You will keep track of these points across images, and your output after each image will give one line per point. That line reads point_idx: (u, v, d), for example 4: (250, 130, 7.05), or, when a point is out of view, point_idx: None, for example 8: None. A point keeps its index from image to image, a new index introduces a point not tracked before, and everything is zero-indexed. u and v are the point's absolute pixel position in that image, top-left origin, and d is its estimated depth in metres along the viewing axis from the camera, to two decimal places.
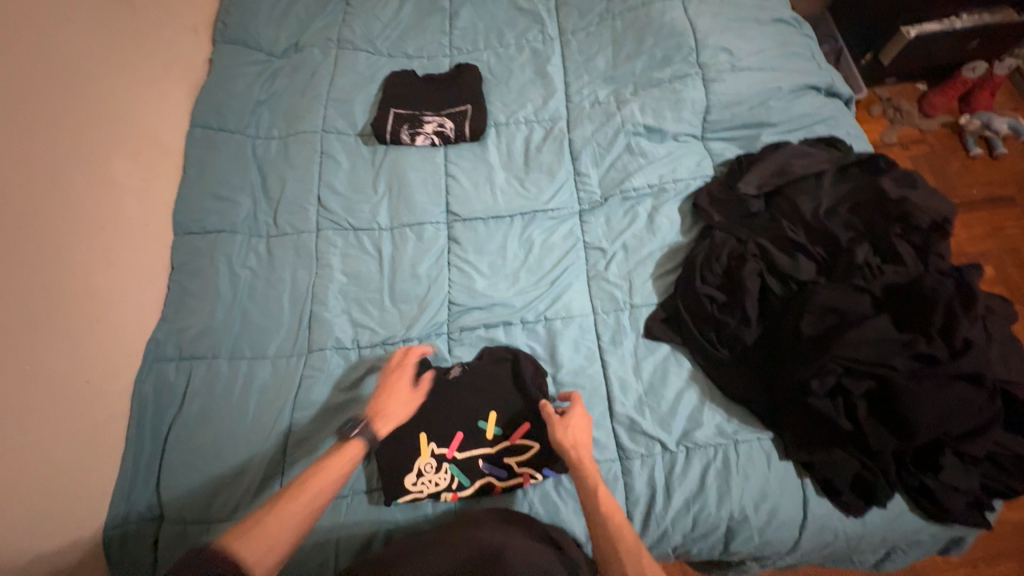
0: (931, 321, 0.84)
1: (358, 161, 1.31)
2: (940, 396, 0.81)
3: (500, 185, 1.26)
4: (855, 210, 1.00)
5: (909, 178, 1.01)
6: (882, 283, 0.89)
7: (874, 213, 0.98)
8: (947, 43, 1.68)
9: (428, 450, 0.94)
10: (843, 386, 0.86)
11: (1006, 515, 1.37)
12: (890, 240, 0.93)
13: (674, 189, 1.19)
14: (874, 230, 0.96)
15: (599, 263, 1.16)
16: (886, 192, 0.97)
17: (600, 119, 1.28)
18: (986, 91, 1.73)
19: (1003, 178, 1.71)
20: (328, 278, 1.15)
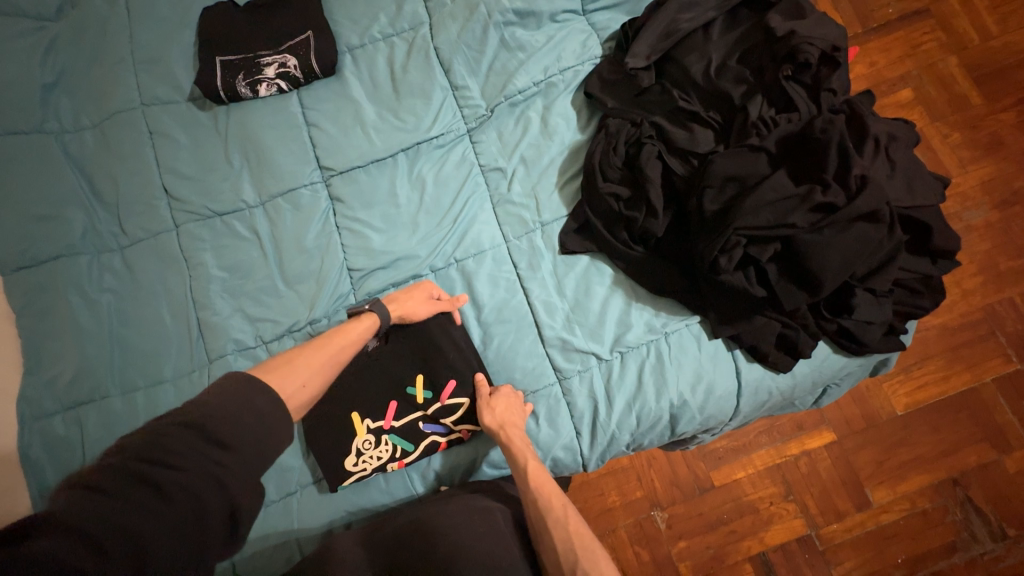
0: (827, 165, 0.80)
1: (198, 132, 1.09)
2: (841, 241, 0.80)
3: (372, 123, 1.09)
4: (745, 59, 0.91)
5: (798, 8, 0.91)
6: (777, 136, 0.83)
7: (764, 59, 0.89)
8: None
9: (364, 428, 0.92)
10: (751, 255, 0.84)
11: (929, 321, 1.49)
12: (781, 85, 0.86)
13: (563, 81, 1.05)
14: (764, 78, 0.88)
15: (500, 184, 1.05)
16: (773, 30, 0.88)
17: (464, 15, 1.08)
18: None
19: None
20: (206, 277, 1.01)
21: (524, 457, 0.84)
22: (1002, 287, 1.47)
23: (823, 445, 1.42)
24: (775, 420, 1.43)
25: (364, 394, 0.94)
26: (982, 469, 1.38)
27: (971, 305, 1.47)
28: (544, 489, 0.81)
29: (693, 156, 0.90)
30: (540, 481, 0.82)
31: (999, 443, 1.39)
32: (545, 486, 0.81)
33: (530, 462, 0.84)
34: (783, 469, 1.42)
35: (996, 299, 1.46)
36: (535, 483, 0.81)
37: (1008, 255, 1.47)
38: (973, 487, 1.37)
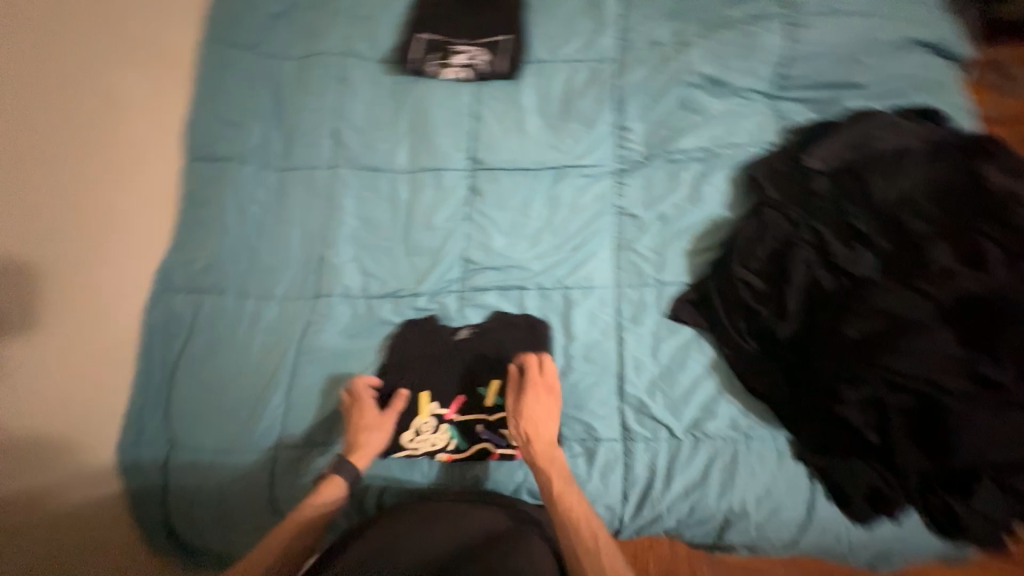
0: (1001, 341, 0.75)
1: (378, 92, 1.19)
2: (988, 421, 0.74)
3: (531, 134, 1.14)
4: (941, 199, 0.85)
5: (1015, 168, 0.86)
6: (953, 291, 0.78)
7: (962, 206, 0.84)
8: None
9: (429, 410, 0.93)
10: (879, 398, 0.79)
11: None
12: (974, 240, 0.80)
13: (727, 155, 1.06)
14: (956, 227, 0.83)
15: (628, 231, 1.06)
16: (982, 184, 0.84)
17: (654, 64, 1.11)
18: None
19: None
20: (340, 220, 1.09)
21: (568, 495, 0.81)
22: None
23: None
24: None
25: (439, 378, 0.96)
26: None
27: None
28: (568, 503, 0.80)
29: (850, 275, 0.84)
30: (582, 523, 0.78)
31: None
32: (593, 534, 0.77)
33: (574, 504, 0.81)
34: None
35: None
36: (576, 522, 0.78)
37: None
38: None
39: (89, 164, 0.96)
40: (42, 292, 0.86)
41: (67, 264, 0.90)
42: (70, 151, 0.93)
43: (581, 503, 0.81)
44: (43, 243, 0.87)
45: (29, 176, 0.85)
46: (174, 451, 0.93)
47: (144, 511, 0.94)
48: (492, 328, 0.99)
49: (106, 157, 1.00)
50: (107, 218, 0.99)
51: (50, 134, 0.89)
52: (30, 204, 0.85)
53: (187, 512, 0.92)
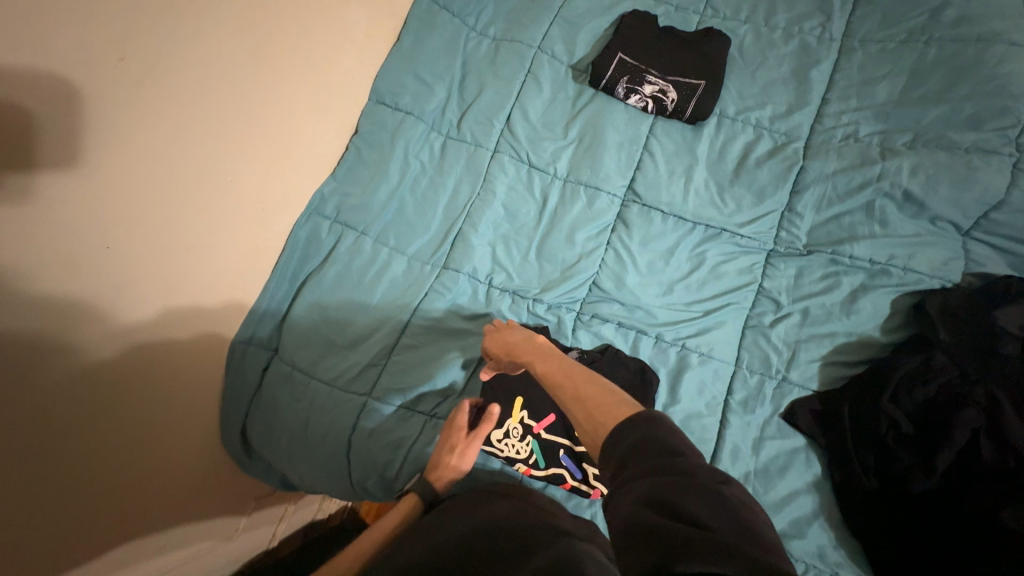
0: None
1: (559, 95, 1.20)
2: None
3: (696, 185, 1.11)
4: None
5: None
6: None
7: None
8: None
9: (519, 416, 0.92)
10: None
11: None
12: None
13: (899, 277, 0.98)
14: None
15: (764, 315, 1.02)
16: None
17: (850, 159, 1.05)
18: None
19: None
20: (488, 204, 1.10)
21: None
22: None
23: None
24: None
25: (535, 390, 0.94)
26: None
27: None
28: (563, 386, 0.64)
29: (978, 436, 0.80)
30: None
31: None
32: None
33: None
34: None
35: None
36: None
37: None
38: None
39: (288, 61, 0.98)
40: (212, 164, 0.88)
41: (241, 146, 0.93)
42: (276, 43, 0.96)
43: (561, 361, 0.70)
44: (228, 119, 0.89)
45: (248, 81, 0.92)
46: (276, 360, 1.01)
47: (232, 403, 1.02)
48: (601, 362, 0.95)
49: (307, 62, 1.03)
50: (288, 116, 1.01)
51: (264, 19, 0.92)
52: (241, 106, 0.91)
53: (269, 416, 1.00)
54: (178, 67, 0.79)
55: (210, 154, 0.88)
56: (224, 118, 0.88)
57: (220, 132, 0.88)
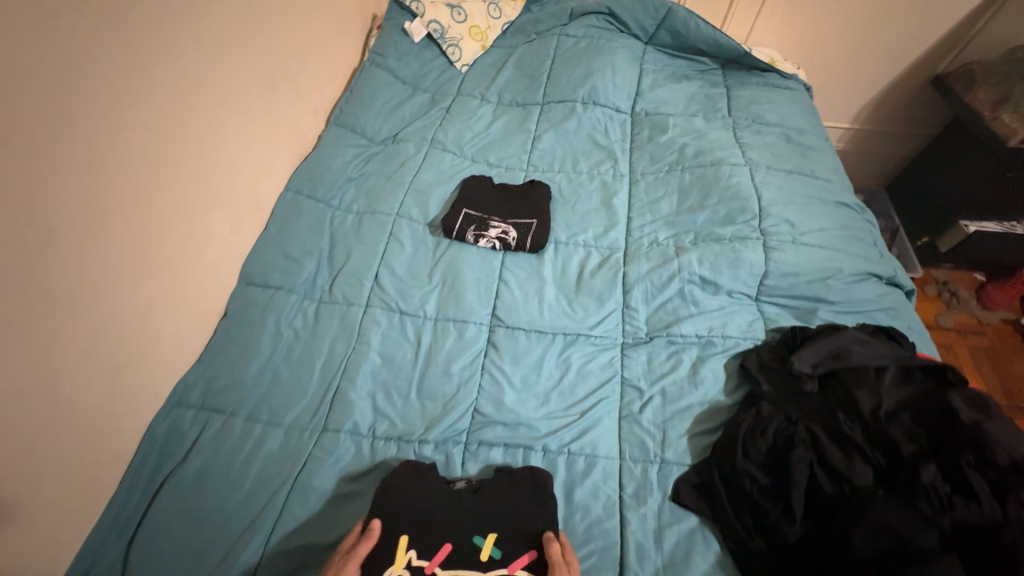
0: None
1: (420, 249, 1.38)
2: None
3: (548, 301, 1.28)
4: (920, 419, 0.90)
5: (983, 402, 0.89)
6: (952, 518, 0.79)
7: (944, 431, 0.87)
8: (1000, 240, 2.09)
9: (404, 559, 0.84)
10: None
11: None
12: (961, 468, 0.82)
13: (722, 344, 1.17)
14: (942, 452, 0.85)
15: (633, 403, 1.12)
16: (956, 412, 0.87)
17: (656, 260, 1.31)
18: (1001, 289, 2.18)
19: None
20: (364, 356, 1.16)
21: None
22: None
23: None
24: None
25: (426, 526, 0.88)
26: None
27: None
28: None
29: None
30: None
31: None
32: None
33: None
34: None
35: None
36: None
37: None
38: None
39: (160, 267, 1.06)
40: (71, 373, 0.87)
41: (99, 356, 0.92)
42: (149, 255, 1.03)
43: None
44: (92, 333, 0.91)
45: (120, 293, 0.97)
46: None
47: None
48: (495, 479, 0.96)
49: (178, 263, 1.10)
50: (153, 315, 1.04)
51: (131, 241, 0.99)
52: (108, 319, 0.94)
53: None
54: (45, 297, 0.82)
55: (64, 372, 0.86)
56: (81, 333, 0.89)
57: (79, 349, 0.89)
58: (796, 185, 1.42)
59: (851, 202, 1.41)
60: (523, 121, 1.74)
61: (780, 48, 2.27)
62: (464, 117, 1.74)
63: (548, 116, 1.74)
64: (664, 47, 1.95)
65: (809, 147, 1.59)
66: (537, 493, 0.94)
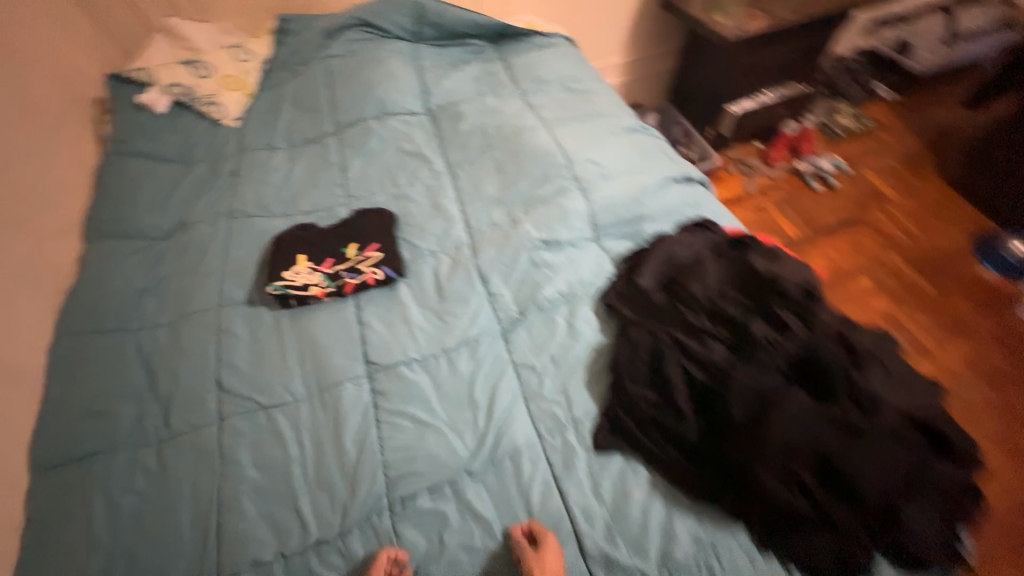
0: (836, 385, 0.91)
1: (258, 330, 1.23)
2: (878, 458, 0.82)
3: (418, 322, 1.24)
4: (739, 287, 1.09)
5: (774, 252, 1.15)
6: (783, 356, 0.96)
7: (757, 289, 1.07)
8: (761, 110, 2.65)
9: (306, 260, 1.33)
10: (794, 471, 0.84)
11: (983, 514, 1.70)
12: (776, 313, 1.01)
13: (584, 292, 1.24)
14: (760, 305, 1.04)
15: (532, 380, 1.14)
16: (756, 269, 1.08)
17: (500, 242, 1.34)
18: (778, 146, 2.74)
19: (839, 199, 2.66)
20: (238, 477, 1.00)
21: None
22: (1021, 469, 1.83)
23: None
24: None
25: (317, 249, 1.36)
26: None
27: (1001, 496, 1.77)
28: None
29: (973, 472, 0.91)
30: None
31: None
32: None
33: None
34: None
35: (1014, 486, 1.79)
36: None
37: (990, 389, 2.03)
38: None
39: None
40: None
41: None
42: None
43: None
44: None
45: None
46: None
47: None
48: (350, 219, 1.44)
49: None
50: None
51: None
52: None
53: None
54: None
55: None
56: None
57: None
58: (590, 127, 1.58)
59: (635, 126, 1.63)
60: (324, 155, 1.64)
61: (536, 11, 2.46)
62: (257, 173, 1.57)
63: (347, 142, 1.66)
64: (434, 40, 1.97)
65: (589, 91, 1.78)
66: (377, 214, 1.45)
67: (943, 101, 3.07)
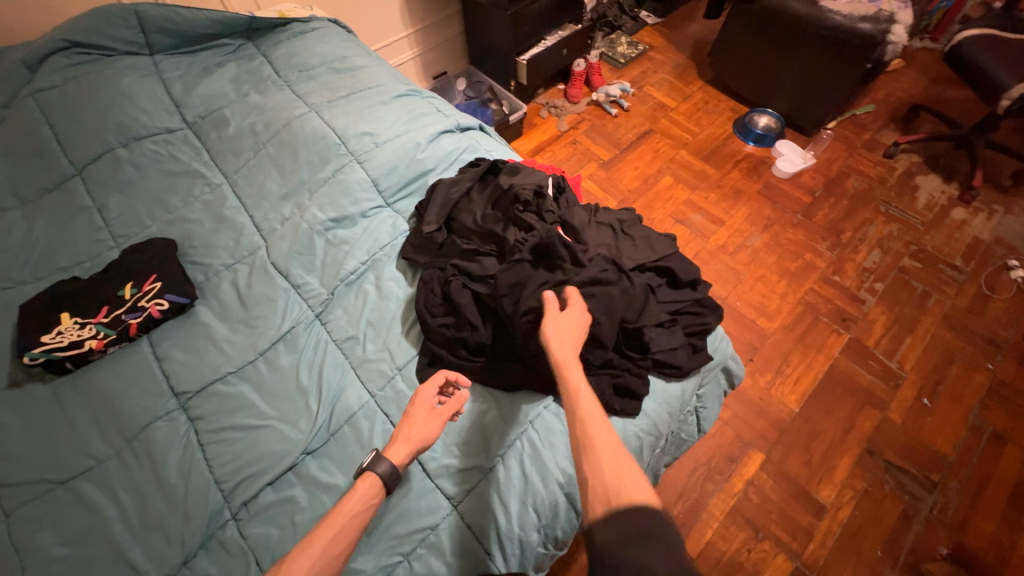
0: (562, 256, 1.10)
1: (32, 409, 1.09)
2: (600, 299, 1.04)
3: (225, 337, 1.20)
4: (496, 205, 1.27)
5: (514, 168, 1.34)
6: (529, 247, 1.12)
7: (507, 203, 1.25)
8: (550, 53, 2.81)
9: (72, 317, 1.18)
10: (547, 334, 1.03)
11: (775, 326, 2.18)
12: (521, 217, 1.20)
13: (385, 255, 1.31)
14: (508, 215, 1.22)
15: (356, 350, 1.18)
16: (502, 187, 1.27)
17: (292, 234, 1.33)
18: (575, 84, 3.00)
19: (634, 117, 2.99)
20: (42, 563, 0.90)
21: (576, 397, 0.81)
22: (801, 282, 2.30)
23: (758, 468, 1.82)
24: (710, 464, 1.81)
25: (86, 301, 1.21)
26: (879, 431, 1.90)
27: (791, 304, 2.24)
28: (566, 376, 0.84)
29: (695, 289, 1.21)
30: (598, 449, 0.74)
31: (876, 403, 1.97)
32: (628, 467, 0.73)
33: (570, 334, 0.92)
34: (738, 507, 1.74)
35: (795, 303, 2.24)
36: (596, 457, 0.74)
37: (782, 234, 2.47)
38: (836, 461, 1.84)
39: None
40: None
41: None
42: None
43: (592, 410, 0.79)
44: None
45: None
46: None
47: None
48: (119, 259, 1.30)
49: None
50: None
51: None
52: None
53: None
54: None
55: None
56: None
57: None
58: (360, 101, 1.60)
59: (405, 91, 1.68)
60: (68, 200, 1.44)
61: None
62: None
63: (95, 179, 1.47)
64: (173, 49, 1.79)
65: (356, 67, 1.77)
66: (151, 244, 1.33)
67: (693, 14, 3.58)
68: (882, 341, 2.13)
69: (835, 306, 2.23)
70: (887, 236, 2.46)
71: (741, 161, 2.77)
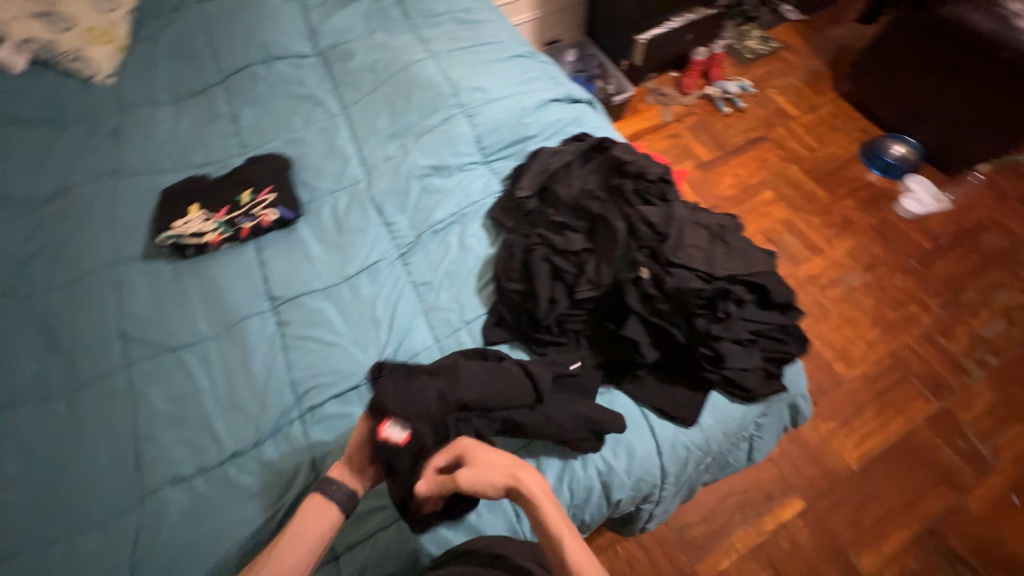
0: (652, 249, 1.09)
1: (156, 281, 1.26)
2: (678, 304, 1.05)
3: (318, 256, 1.29)
4: (598, 182, 1.24)
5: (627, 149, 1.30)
6: (621, 233, 1.12)
7: (611, 183, 1.23)
8: (672, 36, 2.65)
9: (198, 210, 1.33)
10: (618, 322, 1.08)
11: (855, 374, 1.99)
12: (621, 200, 1.18)
13: (473, 212, 1.34)
14: (609, 195, 1.20)
15: (430, 294, 1.23)
16: (613, 165, 1.25)
17: (392, 173, 1.39)
18: (690, 74, 2.82)
19: (747, 120, 2.76)
20: (149, 411, 1.07)
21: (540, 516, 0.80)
22: (898, 335, 2.07)
23: (797, 514, 1.71)
24: (745, 496, 1.73)
25: (211, 199, 1.36)
26: (949, 515, 1.71)
27: (880, 354, 2.02)
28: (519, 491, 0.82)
29: (785, 314, 1.11)
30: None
31: (953, 484, 1.76)
32: None
33: (495, 471, 0.83)
34: (764, 546, 1.67)
35: (885, 355, 2.02)
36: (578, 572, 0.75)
37: (885, 278, 2.21)
38: (888, 531, 1.69)
39: None
40: None
41: None
42: None
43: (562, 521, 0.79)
44: None
45: None
46: None
47: None
48: (243, 166, 1.43)
49: None
50: None
51: None
52: None
53: None
54: None
55: None
56: None
57: None
58: (477, 55, 1.60)
59: (523, 52, 1.66)
60: (209, 106, 1.59)
61: None
62: (138, 130, 1.52)
63: (233, 91, 1.61)
64: None
65: (479, 21, 1.77)
66: (270, 158, 1.45)
67: (844, 15, 3.18)
68: (980, 421, 1.88)
69: (932, 370, 1.99)
70: (1019, 306, 2.13)
71: (859, 189, 2.48)
